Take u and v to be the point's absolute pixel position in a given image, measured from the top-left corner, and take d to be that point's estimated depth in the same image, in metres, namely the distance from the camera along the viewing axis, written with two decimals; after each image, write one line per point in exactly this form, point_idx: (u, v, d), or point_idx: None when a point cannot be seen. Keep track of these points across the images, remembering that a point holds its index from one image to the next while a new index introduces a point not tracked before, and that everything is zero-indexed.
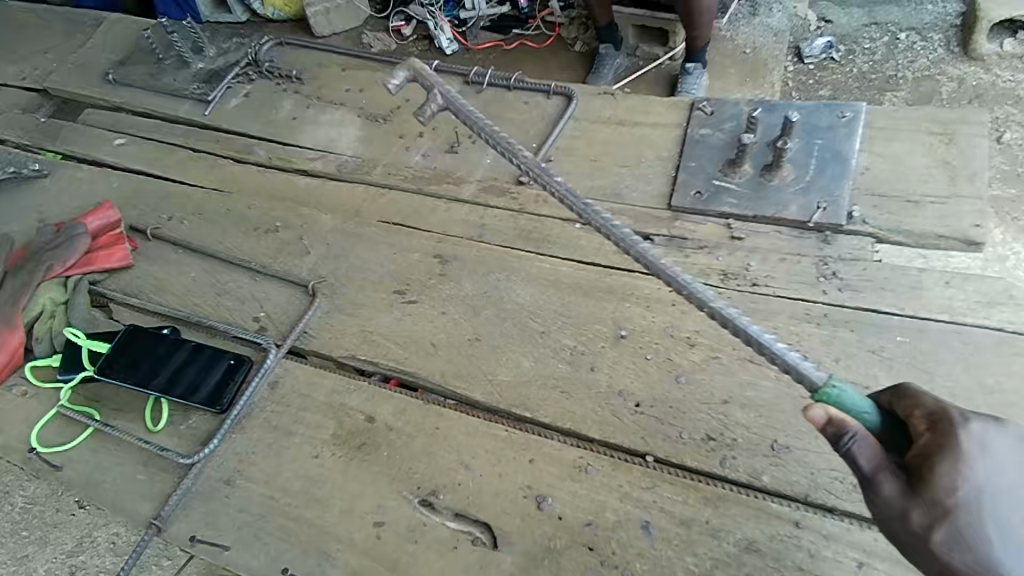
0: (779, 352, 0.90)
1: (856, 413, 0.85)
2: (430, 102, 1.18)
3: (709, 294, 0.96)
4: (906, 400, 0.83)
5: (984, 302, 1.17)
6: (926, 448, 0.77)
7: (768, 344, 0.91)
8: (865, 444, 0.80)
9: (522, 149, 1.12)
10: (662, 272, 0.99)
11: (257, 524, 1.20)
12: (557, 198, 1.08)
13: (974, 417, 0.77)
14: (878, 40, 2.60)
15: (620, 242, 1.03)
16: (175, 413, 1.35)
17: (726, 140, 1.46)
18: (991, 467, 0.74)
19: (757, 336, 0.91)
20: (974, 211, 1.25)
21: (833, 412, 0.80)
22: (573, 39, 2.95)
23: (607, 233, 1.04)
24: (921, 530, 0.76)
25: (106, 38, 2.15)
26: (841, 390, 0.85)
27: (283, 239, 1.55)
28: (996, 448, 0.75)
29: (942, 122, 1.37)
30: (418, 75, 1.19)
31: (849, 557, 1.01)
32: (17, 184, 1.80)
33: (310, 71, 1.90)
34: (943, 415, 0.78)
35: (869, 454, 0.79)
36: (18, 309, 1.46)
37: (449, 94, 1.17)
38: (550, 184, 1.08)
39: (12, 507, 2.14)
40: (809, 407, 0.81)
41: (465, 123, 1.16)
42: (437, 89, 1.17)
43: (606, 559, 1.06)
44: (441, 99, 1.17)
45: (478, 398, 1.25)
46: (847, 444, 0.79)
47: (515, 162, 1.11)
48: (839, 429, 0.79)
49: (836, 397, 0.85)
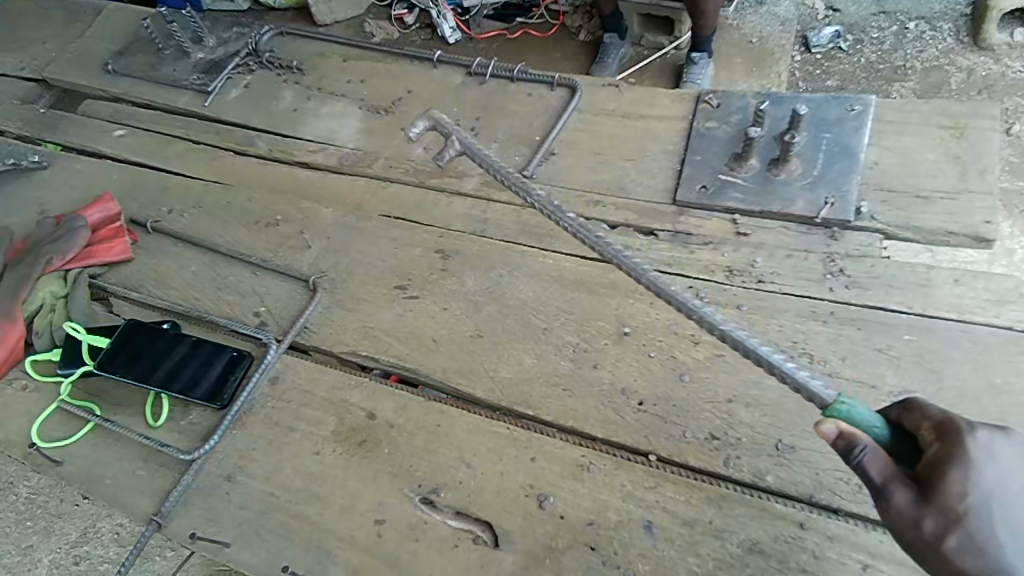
0: (789, 370, 0.86)
1: (867, 426, 0.82)
2: (448, 147, 1.20)
3: (720, 316, 0.94)
4: (914, 412, 0.82)
5: (993, 300, 1.15)
6: (935, 458, 0.76)
7: (777, 364, 0.87)
8: (875, 456, 0.78)
9: (535, 188, 1.12)
10: (673, 297, 0.96)
11: (258, 521, 1.19)
12: (570, 233, 1.08)
13: (980, 425, 0.76)
14: (887, 30, 2.57)
15: (632, 272, 1.02)
16: (175, 408, 1.35)
17: (732, 134, 1.44)
18: (999, 472, 0.74)
19: (767, 357, 0.87)
20: (984, 207, 1.23)
21: (844, 426, 0.79)
22: (577, 28, 2.92)
23: (618, 264, 1.02)
24: (934, 538, 0.75)
25: (106, 26, 2.13)
26: (850, 405, 0.82)
27: (283, 232, 1.53)
28: (1003, 454, 0.75)
29: (952, 115, 1.34)
30: (438, 125, 1.20)
31: (854, 559, 1.00)
32: (16, 175, 1.78)
33: (311, 61, 1.87)
34: (950, 424, 0.77)
35: (880, 465, 0.78)
36: (18, 302, 1.43)
37: (466, 139, 1.19)
38: (562, 220, 1.08)
39: (16, 497, 2.15)
40: (819, 422, 0.79)
41: (482, 166, 1.17)
42: (455, 134, 1.20)
43: (608, 559, 1.05)
44: (458, 143, 1.19)
45: (479, 395, 1.24)
46: (859, 456, 0.78)
47: (528, 201, 1.11)
48: (850, 442, 0.78)
49: (846, 414, 0.82)
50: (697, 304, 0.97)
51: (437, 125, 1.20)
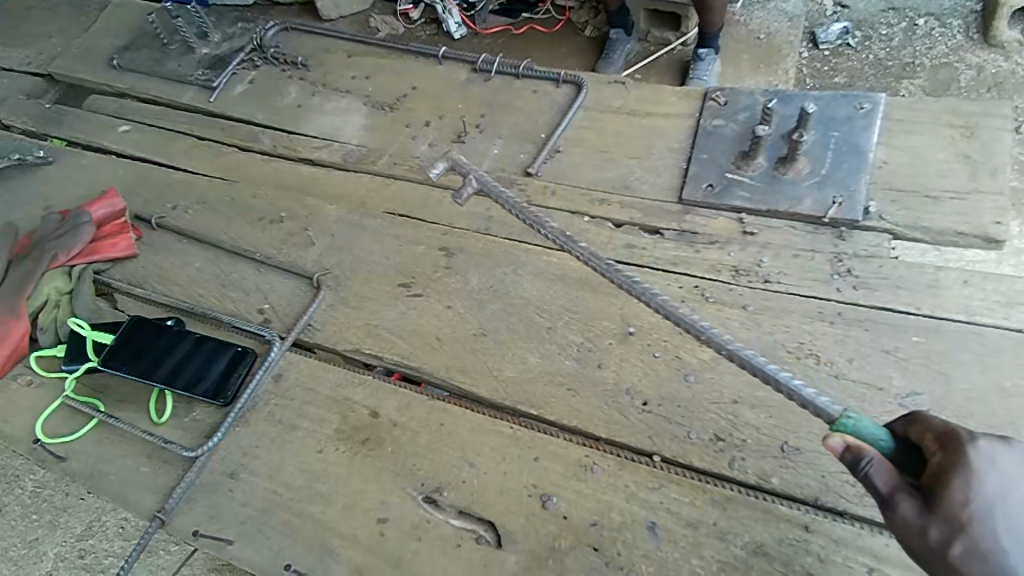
0: (795, 387, 0.85)
1: (873, 440, 0.82)
2: (465, 185, 1.16)
3: (726, 338, 0.93)
4: (917, 423, 0.81)
5: (1003, 302, 1.14)
6: (940, 467, 0.76)
7: (784, 381, 0.86)
8: (881, 467, 0.78)
9: (548, 220, 1.11)
10: (681, 320, 0.97)
11: (260, 518, 1.19)
12: (580, 259, 1.07)
13: (981, 435, 0.76)
14: (896, 26, 2.54)
15: (642, 298, 1.02)
16: (179, 405, 1.34)
17: (739, 132, 1.43)
18: (1001, 480, 0.73)
19: (773, 374, 0.87)
20: (995, 208, 1.22)
21: (850, 439, 0.78)
22: (583, 24, 2.91)
23: (628, 290, 1.03)
24: (939, 547, 0.74)
25: (111, 21, 2.12)
26: (857, 419, 0.82)
27: (288, 229, 1.53)
28: (1004, 462, 0.74)
29: (963, 114, 1.33)
30: (457, 166, 1.19)
31: (860, 562, 0.99)
32: (22, 171, 1.78)
33: (316, 57, 1.86)
34: (952, 434, 0.77)
35: (886, 476, 0.78)
36: (23, 298, 1.43)
37: (483, 177, 1.16)
38: (574, 249, 1.07)
39: (23, 490, 2.16)
40: (825, 436, 0.79)
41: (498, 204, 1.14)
42: (472, 173, 1.17)
43: (612, 560, 1.05)
44: (475, 181, 1.16)
45: (483, 394, 1.24)
46: (865, 468, 0.78)
47: (542, 233, 1.10)
48: (857, 455, 0.78)
49: (853, 427, 0.81)
50: (704, 326, 0.97)
51: (455, 166, 1.18)
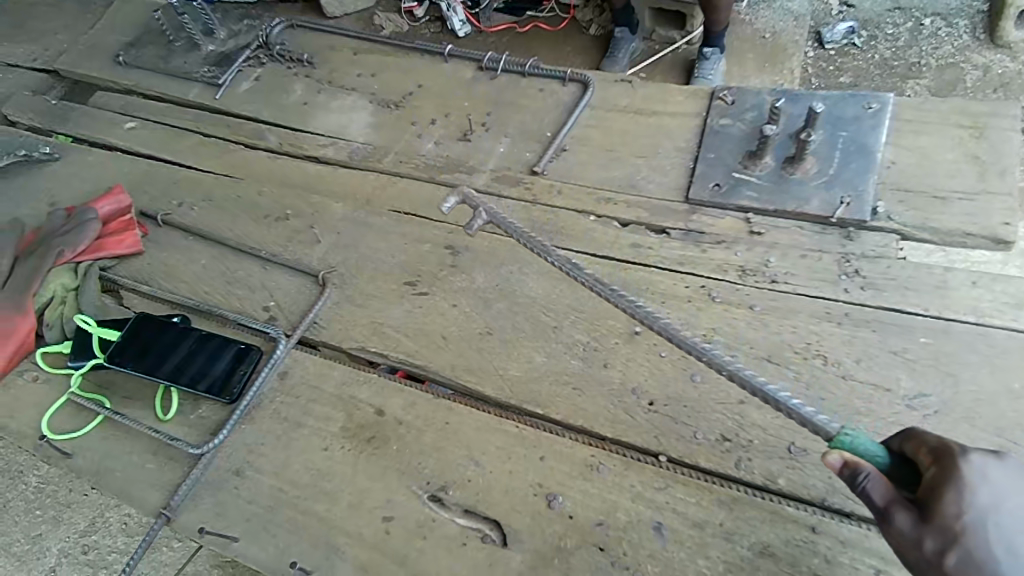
0: (795, 406, 0.86)
1: (871, 456, 0.82)
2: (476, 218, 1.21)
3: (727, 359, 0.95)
4: (912, 439, 0.81)
5: (1012, 304, 1.13)
6: (933, 480, 0.76)
7: (782, 400, 0.87)
8: (878, 481, 0.78)
9: (555, 249, 1.14)
10: (683, 342, 0.99)
11: (266, 516, 1.19)
12: (586, 285, 1.11)
13: (974, 448, 0.76)
14: (902, 26, 2.54)
15: (644, 320, 1.03)
16: (184, 402, 1.34)
17: (747, 131, 1.42)
18: (993, 492, 0.73)
19: (770, 393, 0.89)
20: (1004, 208, 1.21)
21: (847, 455, 0.78)
22: (588, 22, 2.90)
23: (630, 312, 1.04)
24: (934, 557, 0.74)
25: (116, 17, 2.12)
26: (854, 436, 0.82)
27: (294, 227, 1.53)
28: (996, 475, 0.74)
29: (972, 114, 1.33)
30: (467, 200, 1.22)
31: (867, 564, 0.99)
32: (28, 167, 1.78)
33: (321, 54, 1.86)
34: (946, 448, 0.77)
35: (883, 490, 0.77)
36: (29, 294, 1.42)
37: (494, 211, 1.20)
38: (580, 277, 1.11)
39: (26, 486, 2.16)
40: (824, 452, 0.79)
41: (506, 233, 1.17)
42: (483, 206, 1.21)
43: (617, 560, 1.05)
44: (486, 214, 1.20)
45: (488, 393, 1.23)
46: (862, 483, 0.78)
47: (549, 260, 1.13)
48: (854, 470, 0.78)
49: (850, 444, 0.82)
50: (705, 347, 0.98)
51: (466, 199, 1.21)
